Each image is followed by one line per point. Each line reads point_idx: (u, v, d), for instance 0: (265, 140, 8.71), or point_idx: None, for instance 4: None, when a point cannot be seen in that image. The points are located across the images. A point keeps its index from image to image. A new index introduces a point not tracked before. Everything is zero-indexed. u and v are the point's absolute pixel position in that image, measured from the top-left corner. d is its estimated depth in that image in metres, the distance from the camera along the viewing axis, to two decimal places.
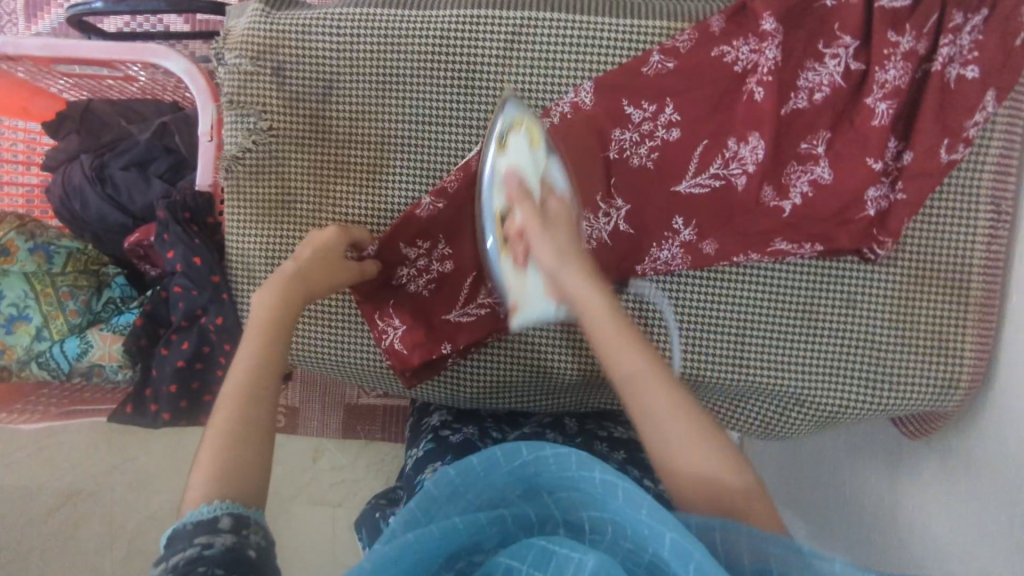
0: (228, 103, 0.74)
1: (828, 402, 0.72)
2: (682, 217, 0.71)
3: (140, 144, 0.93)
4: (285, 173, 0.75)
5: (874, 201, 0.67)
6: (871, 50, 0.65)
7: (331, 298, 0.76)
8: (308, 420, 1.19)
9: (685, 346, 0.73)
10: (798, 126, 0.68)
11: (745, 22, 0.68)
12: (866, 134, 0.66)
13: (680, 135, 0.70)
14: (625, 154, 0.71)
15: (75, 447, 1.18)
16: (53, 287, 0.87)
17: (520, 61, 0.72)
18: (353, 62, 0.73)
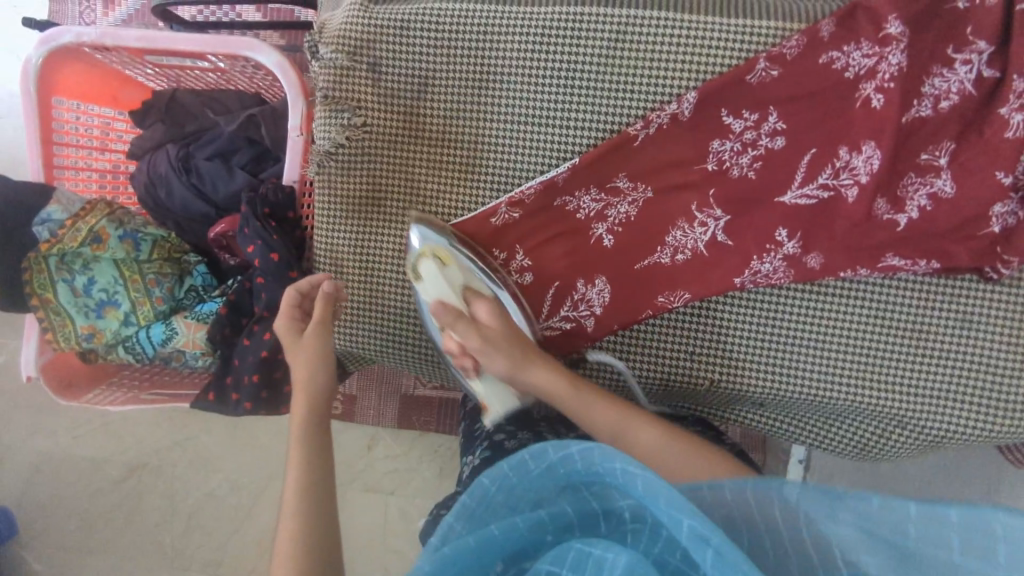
0: (322, 99, 0.74)
1: (935, 429, 0.69)
2: (786, 230, 0.68)
3: (224, 135, 0.94)
4: (376, 170, 0.74)
5: (999, 217, 0.63)
6: (1008, 56, 0.60)
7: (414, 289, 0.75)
8: (364, 409, 1.20)
9: (783, 363, 0.71)
10: (920, 136, 0.64)
11: (859, 25, 0.64)
12: (997, 147, 0.61)
13: (784, 144, 0.68)
14: (723, 163, 0.69)
15: (142, 425, 1.21)
16: (141, 275, 0.89)
17: (623, 61, 0.69)
18: (450, 59, 0.71)
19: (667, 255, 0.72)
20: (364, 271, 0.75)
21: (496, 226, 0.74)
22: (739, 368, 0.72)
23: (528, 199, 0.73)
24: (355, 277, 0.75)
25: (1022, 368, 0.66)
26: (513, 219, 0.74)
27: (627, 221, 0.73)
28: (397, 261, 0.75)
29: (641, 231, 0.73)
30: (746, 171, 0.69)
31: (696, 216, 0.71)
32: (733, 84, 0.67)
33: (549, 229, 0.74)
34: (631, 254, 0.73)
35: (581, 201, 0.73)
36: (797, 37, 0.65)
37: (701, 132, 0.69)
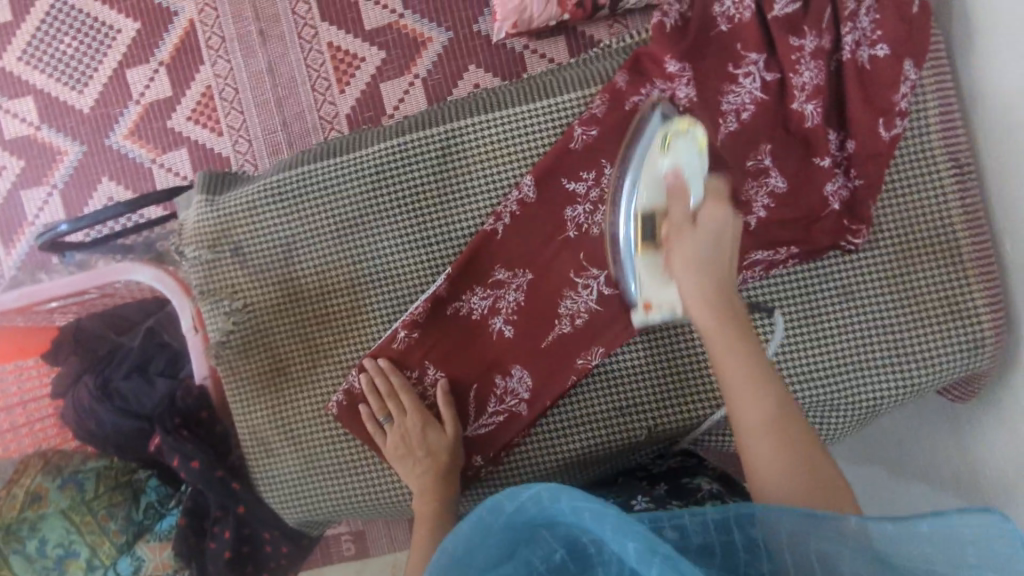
0: (202, 295, 0.77)
1: (862, 398, 0.71)
2: None
3: (135, 351, 0.96)
4: (270, 342, 0.77)
5: (834, 193, 0.68)
6: (779, 58, 0.66)
7: (331, 441, 0.77)
8: (376, 539, 1.17)
9: (702, 385, 0.73)
10: (740, 144, 0.67)
11: (648, 68, 0.69)
12: (805, 136, 0.67)
13: None
14: (583, 225, 0.73)
15: None
16: (92, 513, 0.88)
17: (455, 171, 0.74)
18: (303, 221, 0.76)
19: (567, 325, 0.74)
20: (292, 440, 0.77)
21: (399, 350, 0.75)
22: (660, 407, 0.74)
23: (420, 318, 0.74)
24: (285, 448, 0.78)
25: (908, 316, 0.70)
26: (415, 339, 0.75)
27: (519, 306, 0.75)
28: (319, 420, 0.77)
29: (534, 309, 0.74)
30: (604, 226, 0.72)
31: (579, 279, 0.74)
32: (561, 155, 0.71)
33: (450, 338, 0.75)
34: (534, 335, 0.75)
35: (473, 302, 0.75)
36: (596, 100, 0.70)
37: (552, 204, 0.73)
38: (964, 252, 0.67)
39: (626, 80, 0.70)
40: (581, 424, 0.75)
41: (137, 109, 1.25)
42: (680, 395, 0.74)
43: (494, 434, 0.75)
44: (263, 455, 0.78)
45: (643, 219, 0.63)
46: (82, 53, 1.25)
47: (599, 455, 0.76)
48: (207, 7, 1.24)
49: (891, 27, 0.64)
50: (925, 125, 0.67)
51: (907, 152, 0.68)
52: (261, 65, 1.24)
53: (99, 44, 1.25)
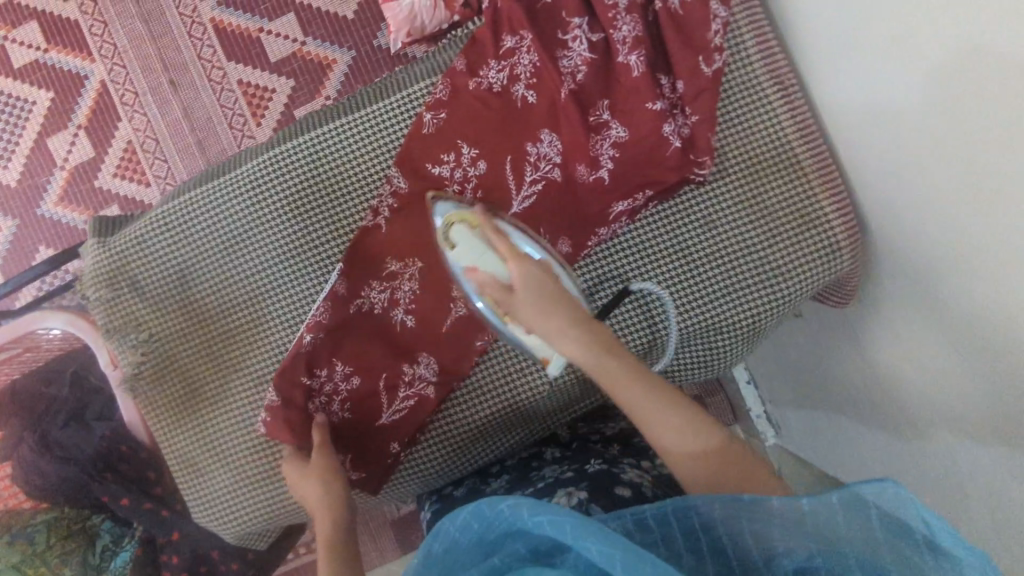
0: (108, 335, 0.79)
1: (742, 318, 0.75)
2: (532, 231, 0.75)
3: (69, 400, 0.99)
4: (181, 366, 0.79)
5: (674, 133, 0.72)
6: (601, 20, 0.72)
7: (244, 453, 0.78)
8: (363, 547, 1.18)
9: None
10: (583, 104, 0.73)
11: (486, 48, 0.75)
12: (635, 86, 0.71)
13: (487, 165, 0.75)
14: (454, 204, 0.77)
15: None
16: (46, 563, 0.91)
17: (327, 172, 0.78)
18: (194, 245, 0.79)
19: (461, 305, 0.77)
20: (218, 459, 0.79)
21: (304, 352, 0.75)
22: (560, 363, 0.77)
23: (323, 319, 0.76)
24: (213, 466, 0.79)
25: (768, 233, 0.74)
26: (319, 339, 0.76)
27: (416, 296, 0.78)
28: (239, 433, 0.78)
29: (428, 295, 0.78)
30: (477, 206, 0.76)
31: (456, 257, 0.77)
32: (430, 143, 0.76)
33: (355, 332, 0.78)
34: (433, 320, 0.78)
35: (371, 296, 0.78)
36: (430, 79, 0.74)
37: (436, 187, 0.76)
38: (801, 160, 0.74)
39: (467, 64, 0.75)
40: (489, 391, 0.78)
41: (63, 173, 1.27)
42: None
43: (406, 420, 0.78)
44: (194, 477, 0.79)
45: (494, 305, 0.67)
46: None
47: (513, 419, 0.79)
48: (115, 65, 1.27)
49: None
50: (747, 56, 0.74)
51: (734, 81, 0.74)
52: (176, 112, 1.28)
53: (14, 116, 1.27)
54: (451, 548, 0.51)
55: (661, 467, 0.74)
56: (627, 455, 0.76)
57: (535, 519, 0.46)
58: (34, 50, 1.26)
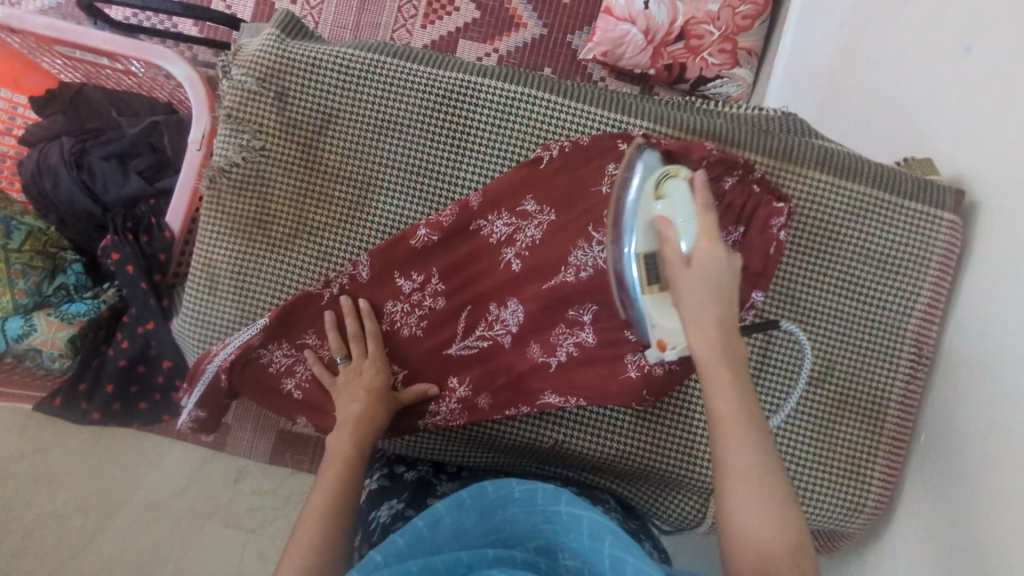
0: (225, 117, 0.76)
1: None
2: (557, 345, 0.76)
3: (126, 137, 0.94)
4: (267, 191, 0.76)
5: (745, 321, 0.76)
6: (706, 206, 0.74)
7: (264, 294, 0.76)
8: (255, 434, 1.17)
9: (624, 448, 0.78)
10: None
11: (578, 167, 0.75)
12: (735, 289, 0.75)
13: (548, 257, 0.76)
14: (490, 339, 0.77)
15: None
16: (5, 263, 0.86)
17: (510, 130, 0.77)
18: (355, 103, 0.76)
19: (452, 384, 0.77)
20: (239, 292, 0.76)
21: (298, 309, 0.75)
22: (581, 436, 0.78)
23: (350, 283, 0.76)
24: (229, 294, 0.76)
25: (818, 460, 0.78)
26: (333, 296, 0.76)
27: (417, 336, 0.77)
28: (275, 285, 0.76)
29: (400, 422, 0.77)
30: (511, 326, 0.77)
31: (452, 386, 0.77)
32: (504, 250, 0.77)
33: (374, 300, 0.76)
34: (419, 374, 0.77)
35: (394, 307, 0.77)
36: (538, 152, 0.76)
37: (496, 290, 0.77)
38: (886, 420, 0.77)
39: (554, 194, 0.76)
40: (501, 423, 0.78)
41: None
42: (602, 447, 0.78)
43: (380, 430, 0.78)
44: (204, 290, 0.76)
45: (643, 262, 0.64)
46: None
47: (506, 448, 0.80)
48: None
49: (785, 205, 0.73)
50: (911, 302, 0.76)
51: (886, 319, 0.77)
52: None
53: None
54: (430, 524, 0.53)
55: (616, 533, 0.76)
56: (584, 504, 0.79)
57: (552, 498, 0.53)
58: None
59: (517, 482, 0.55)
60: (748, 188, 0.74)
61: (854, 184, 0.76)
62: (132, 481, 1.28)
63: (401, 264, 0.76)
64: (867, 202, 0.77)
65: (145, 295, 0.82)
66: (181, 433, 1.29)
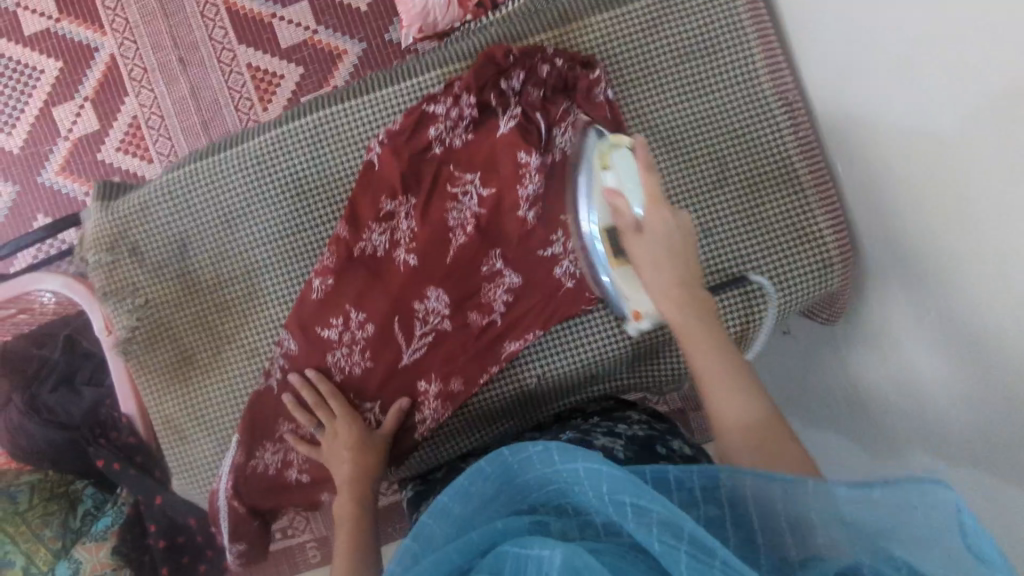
0: (104, 296, 0.80)
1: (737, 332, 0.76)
2: (491, 299, 0.79)
3: (60, 363, 1.00)
4: (175, 332, 0.80)
5: None
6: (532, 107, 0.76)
7: (227, 415, 0.80)
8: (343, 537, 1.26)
9: (599, 346, 0.80)
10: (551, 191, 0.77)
11: (410, 146, 0.77)
12: None
13: (430, 232, 0.78)
14: (431, 329, 0.80)
15: None
16: (26, 523, 0.90)
17: (332, 152, 0.79)
18: (196, 216, 0.80)
19: (424, 388, 0.80)
20: (206, 427, 0.80)
21: (262, 407, 0.79)
22: (555, 356, 0.80)
23: (289, 360, 0.79)
24: (201, 434, 0.80)
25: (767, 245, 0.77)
26: (282, 381, 0.79)
27: (368, 369, 0.80)
28: (232, 403, 0.80)
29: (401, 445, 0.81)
30: (442, 310, 0.79)
31: (425, 388, 0.80)
32: (398, 253, 0.79)
33: (317, 362, 0.79)
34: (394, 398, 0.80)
35: (337, 358, 0.79)
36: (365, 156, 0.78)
37: (409, 288, 0.79)
38: (801, 176, 0.76)
39: (403, 179, 0.77)
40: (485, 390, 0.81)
41: (66, 144, 1.26)
42: (581, 356, 0.80)
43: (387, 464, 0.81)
44: (178, 444, 0.80)
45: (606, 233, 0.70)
46: (4, 98, 1.25)
47: (504, 409, 0.82)
48: (126, 39, 1.27)
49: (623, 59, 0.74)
50: (754, 68, 0.77)
51: (743, 94, 0.77)
52: (183, 91, 1.28)
53: (23, 83, 1.25)
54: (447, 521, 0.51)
55: (634, 428, 0.77)
56: (603, 419, 0.80)
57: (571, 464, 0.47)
58: (46, 19, 1.26)
59: (525, 448, 0.50)
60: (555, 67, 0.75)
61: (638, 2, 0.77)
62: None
63: (320, 316, 0.79)
64: (658, 9, 0.77)
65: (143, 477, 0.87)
66: None
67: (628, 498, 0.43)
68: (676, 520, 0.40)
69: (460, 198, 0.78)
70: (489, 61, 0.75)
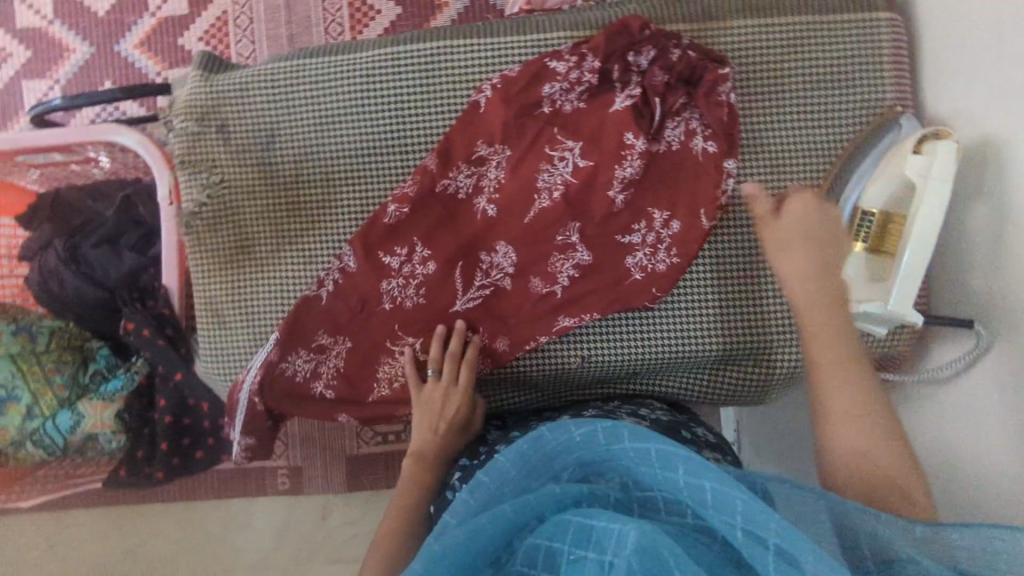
0: (180, 165, 0.79)
1: (788, 359, 0.78)
2: (556, 270, 0.78)
3: (108, 222, 0.98)
4: (241, 218, 0.80)
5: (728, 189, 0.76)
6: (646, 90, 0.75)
7: (272, 312, 0.79)
8: (313, 477, 1.34)
9: (649, 345, 0.79)
10: (648, 180, 0.77)
11: (523, 98, 0.76)
12: (704, 164, 0.76)
13: (515, 186, 0.77)
14: (491, 282, 0.79)
15: (91, 532, 1.35)
16: (39, 365, 0.91)
17: (442, 84, 0.78)
18: (292, 110, 0.79)
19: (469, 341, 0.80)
20: (247, 319, 0.79)
21: (302, 315, 0.78)
22: (603, 344, 0.79)
23: (343, 277, 0.78)
24: (239, 324, 0.79)
25: None
26: (331, 296, 0.78)
27: (418, 306, 0.79)
28: (276, 302, 0.79)
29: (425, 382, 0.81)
30: (507, 268, 0.79)
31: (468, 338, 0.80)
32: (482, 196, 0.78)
33: (372, 285, 0.78)
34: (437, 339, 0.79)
35: (391, 288, 0.79)
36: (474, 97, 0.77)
37: (482, 237, 0.78)
38: None
39: (504, 129, 0.76)
40: (521, 356, 0.80)
41: (150, 22, 1.25)
42: (628, 350, 0.79)
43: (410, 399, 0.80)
44: (216, 328, 0.80)
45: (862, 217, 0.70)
46: None
47: (537, 381, 0.82)
48: None
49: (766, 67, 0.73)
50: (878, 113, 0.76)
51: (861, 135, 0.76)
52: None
53: None
54: (498, 481, 0.54)
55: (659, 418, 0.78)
56: (625, 405, 0.81)
57: (634, 447, 0.50)
58: None
59: (576, 427, 0.54)
60: (689, 58, 0.74)
61: (782, 18, 0.76)
62: (231, 545, 1.34)
63: (389, 239, 0.78)
64: (800, 29, 0.76)
65: (166, 351, 0.86)
66: (258, 490, 1.35)
67: (707, 482, 0.45)
68: (756, 513, 0.41)
69: (556, 162, 0.76)
70: (623, 31, 0.74)
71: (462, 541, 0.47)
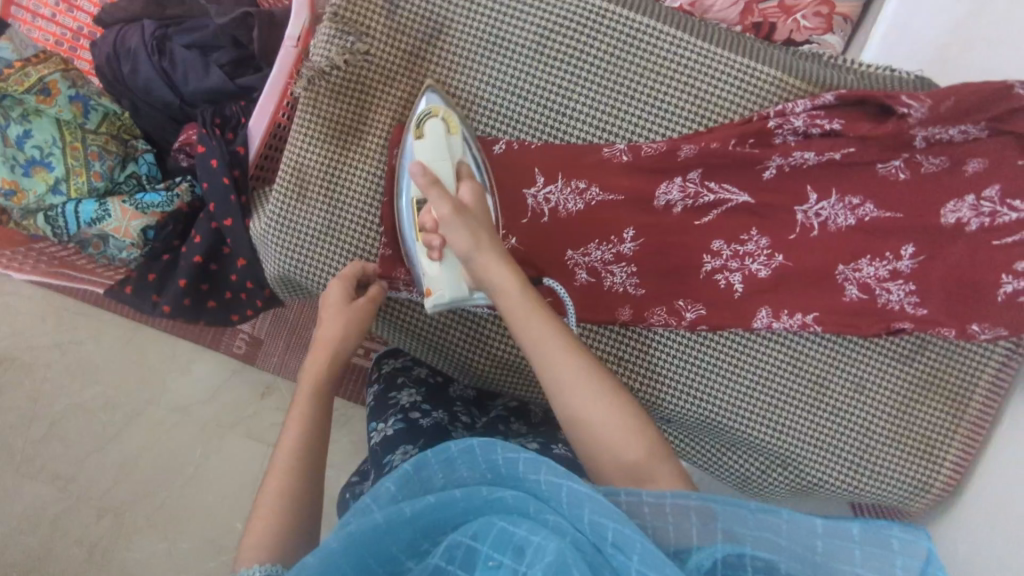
0: (331, 15, 0.72)
1: (807, 474, 0.81)
2: (628, 274, 0.78)
3: (209, 29, 0.89)
4: (370, 99, 0.74)
5: (849, 280, 0.73)
6: (809, 141, 0.71)
7: (361, 206, 0.74)
8: (268, 353, 1.21)
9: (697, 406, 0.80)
10: (777, 220, 0.73)
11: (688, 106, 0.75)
12: (839, 242, 0.72)
13: (633, 179, 0.75)
14: (572, 268, 0.78)
15: (19, 310, 1.20)
16: (82, 143, 0.83)
17: (631, 62, 0.74)
18: (474, 14, 0.73)
19: None
20: (330, 199, 0.74)
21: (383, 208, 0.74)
22: (657, 385, 0.80)
23: None
24: (318, 201, 0.74)
25: (893, 443, 0.79)
26: None
27: None
28: (367, 196, 0.74)
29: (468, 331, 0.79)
30: (592, 257, 0.77)
31: None
32: (606, 167, 0.75)
33: None
34: None
35: None
36: (653, 82, 0.75)
37: (580, 230, 0.77)
38: (968, 413, 0.78)
39: (650, 124, 0.75)
40: None
41: None
42: (672, 401, 0.80)
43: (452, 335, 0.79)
44: (292, 195, 0.74)
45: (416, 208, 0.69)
46: None
47: None
48: None
49: (1001, 183, 0.63)
50: (992, 349, 0.77)
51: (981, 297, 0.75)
52: None
53: None
54: (442, 472, 0.47)
55: None
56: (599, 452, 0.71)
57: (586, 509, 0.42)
58: None
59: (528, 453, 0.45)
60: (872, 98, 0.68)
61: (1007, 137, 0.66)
62: (159, 384, 1.20)
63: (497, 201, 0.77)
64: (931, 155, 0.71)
65: (227, 191, 0.78)
66: (216, 343, 1.22)
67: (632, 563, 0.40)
68: None
69: (677, 186, 0.74)
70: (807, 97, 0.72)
71: (373, 531, 0.42)
